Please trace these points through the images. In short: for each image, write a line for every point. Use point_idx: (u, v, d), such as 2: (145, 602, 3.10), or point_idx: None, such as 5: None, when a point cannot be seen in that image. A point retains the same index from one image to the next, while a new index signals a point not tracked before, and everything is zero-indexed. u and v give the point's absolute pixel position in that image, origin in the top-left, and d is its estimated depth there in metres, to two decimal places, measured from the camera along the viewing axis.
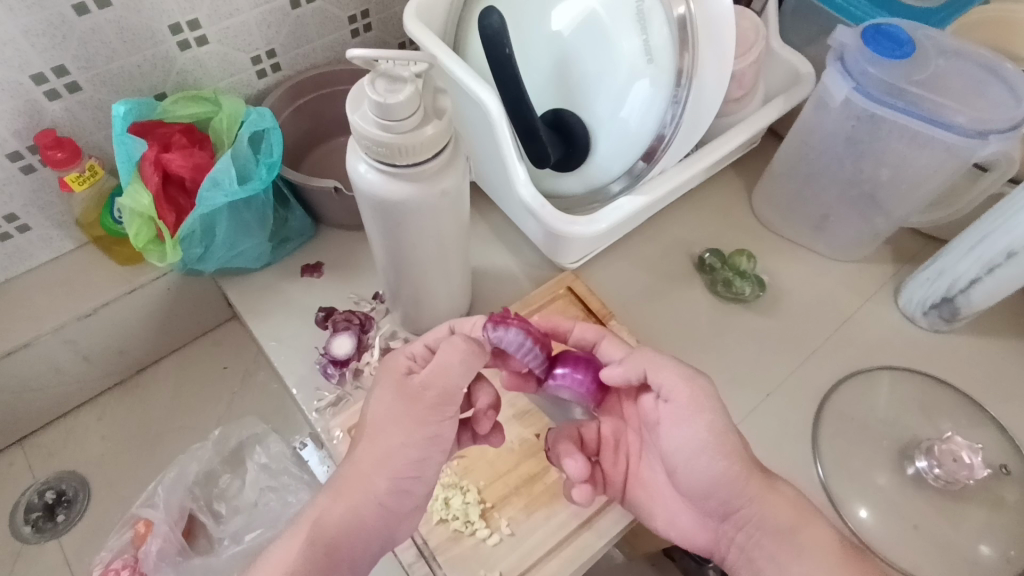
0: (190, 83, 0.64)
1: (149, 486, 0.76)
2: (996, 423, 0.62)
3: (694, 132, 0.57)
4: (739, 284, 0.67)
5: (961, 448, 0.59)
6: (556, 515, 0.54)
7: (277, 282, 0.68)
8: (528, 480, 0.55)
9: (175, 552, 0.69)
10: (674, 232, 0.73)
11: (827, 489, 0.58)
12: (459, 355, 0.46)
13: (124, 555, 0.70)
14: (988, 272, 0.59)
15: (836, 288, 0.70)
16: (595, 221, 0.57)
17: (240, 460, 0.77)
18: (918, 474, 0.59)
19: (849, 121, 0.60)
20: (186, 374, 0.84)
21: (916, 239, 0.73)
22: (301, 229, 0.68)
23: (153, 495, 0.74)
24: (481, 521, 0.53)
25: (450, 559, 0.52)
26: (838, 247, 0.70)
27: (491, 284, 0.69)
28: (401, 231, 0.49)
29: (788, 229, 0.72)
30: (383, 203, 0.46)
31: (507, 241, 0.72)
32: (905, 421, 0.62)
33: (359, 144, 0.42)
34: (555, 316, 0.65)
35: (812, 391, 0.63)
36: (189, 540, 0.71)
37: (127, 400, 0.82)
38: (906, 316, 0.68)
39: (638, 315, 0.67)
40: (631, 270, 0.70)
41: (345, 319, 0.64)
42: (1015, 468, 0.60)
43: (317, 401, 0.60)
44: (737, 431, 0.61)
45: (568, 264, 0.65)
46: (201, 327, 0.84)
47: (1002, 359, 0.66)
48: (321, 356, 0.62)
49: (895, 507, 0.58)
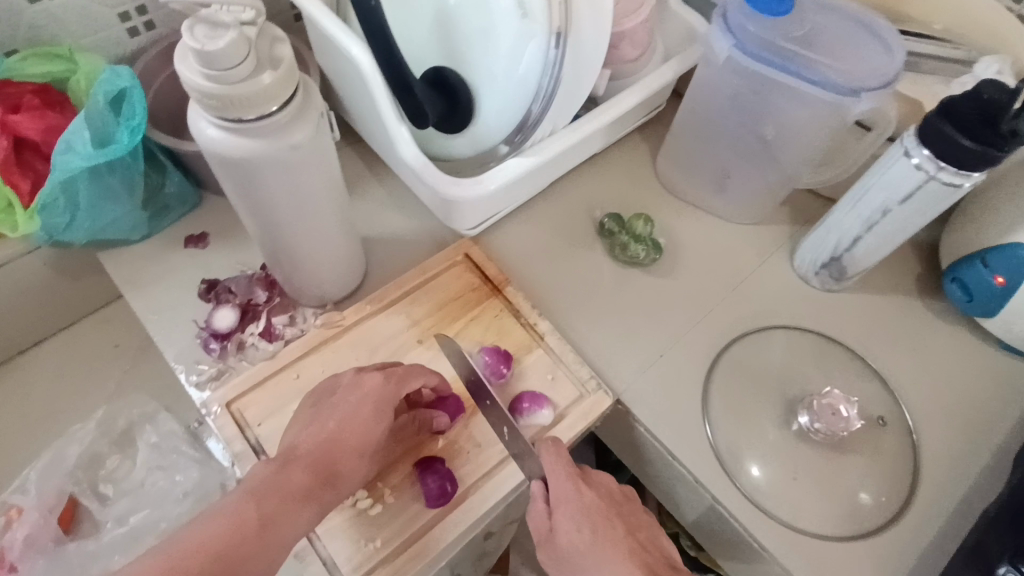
0: (45, 40, 0.60)
1: (23, 472, 0.73)
2: (879, 376, 0.64)
3: (578, 93, 0.56)
4: (635, 247, 0.66)
5: (839, 402, 0.61)
6: (457, 471, 0.54)
7: (156, 252, 0.64)
8: (414, 449, 0.55)
9: (49, 539, 0.66)
10: (579, 195, 0.72)
11: (716, 446, 0.59)
12: (371, 396, 0.49)
13: None
14: (868, 230, 0.60)
15: (732, 249, 0.71)
16: (482, 182, 0.56)
17: (129, 441, 0.75)
18: (802, 429, 0.61)
19: (735, 79, 0.60)
20: (72, 354, 0.81)
21: (812, 199, 0.74)
22: (180, 196, 0.65)
23: (25, 482, 0.70)
24: (363, 491, 0.52)
25: (330, 529, 0.51)
26: (738, 209, 0.71)
27: (388, 251, 0.67)
28: (259, 193, 0.46)
29: (688, 191, 0.72)
30: (235, 163, 0.43)
31: (403, 205, 0.70)
32: (795, 378, 0.64)
33: (193, 98, 0.39)
34: (451, 281, 0.64)
35: (708, 348, 0.64)
36: (69, 527, 0.68)
37: (8, 382, 0.78)
38: (801, 276, 0.69)
39: (538, 279, 0.67)
40: (534, 234, 0.69)
41: (229, 292, 0.62)
42: (890, 419, 0.62)
43: (196, 375, 0.58)
44: (629, 393, 0.61)
45: (464, 229, 0.64)
46: (90, 304, 0.81)
47: (886, 315, 0.68)
48: (201, 330, 0.60)
49: (780, 460, 0.59)
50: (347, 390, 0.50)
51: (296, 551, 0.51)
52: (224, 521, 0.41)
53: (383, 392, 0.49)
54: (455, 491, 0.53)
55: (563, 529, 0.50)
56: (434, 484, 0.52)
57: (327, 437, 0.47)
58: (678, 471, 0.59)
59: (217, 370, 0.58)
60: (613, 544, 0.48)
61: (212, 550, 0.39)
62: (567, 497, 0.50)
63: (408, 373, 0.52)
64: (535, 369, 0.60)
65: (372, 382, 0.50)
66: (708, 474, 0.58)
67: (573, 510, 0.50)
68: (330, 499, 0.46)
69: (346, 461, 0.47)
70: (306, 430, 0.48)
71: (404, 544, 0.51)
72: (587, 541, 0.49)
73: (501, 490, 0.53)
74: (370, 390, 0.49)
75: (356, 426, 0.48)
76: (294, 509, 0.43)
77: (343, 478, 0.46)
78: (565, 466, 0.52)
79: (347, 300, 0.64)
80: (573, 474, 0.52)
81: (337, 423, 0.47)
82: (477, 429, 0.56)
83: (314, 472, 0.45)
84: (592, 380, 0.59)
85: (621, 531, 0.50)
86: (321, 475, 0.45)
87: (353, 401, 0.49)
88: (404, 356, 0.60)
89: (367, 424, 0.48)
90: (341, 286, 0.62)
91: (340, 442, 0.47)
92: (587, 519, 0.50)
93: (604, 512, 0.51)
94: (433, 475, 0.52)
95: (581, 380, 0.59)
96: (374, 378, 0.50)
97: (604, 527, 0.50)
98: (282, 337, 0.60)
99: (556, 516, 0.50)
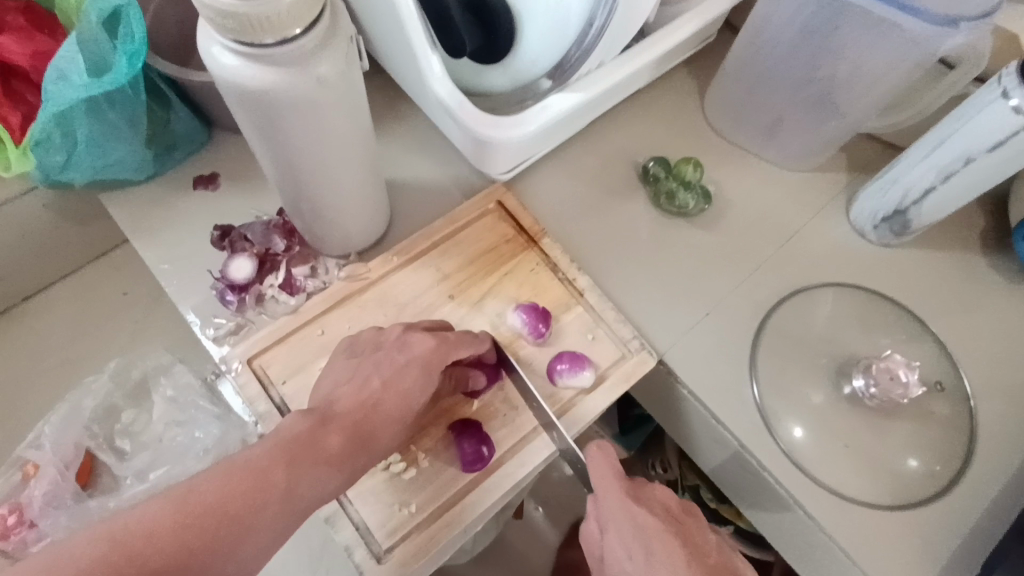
0: None
1: (38, 426, 0.71)
2: (937, 339, 0.59)
3: (633, 21, 0.49)
4: (684, 196, 0.61)
5: (898, 367, 0.57)
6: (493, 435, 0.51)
7: (165, 196, 0.59)
8: (447, 411, 0.52)
9: (69, 495, 0.65)
10: (619, 138, 0.66)
11: (762, 411, 0.56)
12: (421, 358, 0.45)
13: (12, 499, 0.66)
14: (943, 181, 0.54)
15: (784, 200, 0.65)
16: (523, 123, 0.50)
17: (144, 393, 0.73)
18: (855, 393, 0.57)
19: (809, 7, 0.52)
20: (81, 300, 0.78)
21: (873, 146, 0.68)
22: (188, 133, 0.59)
23: (40, 435, 0.69)
24: (396, 454, 0.50)
25: (361, 494, 0.49)
26: (792, 156, 0.65)
27: (413, 197, 0.62)
28: (281, 132, 0.41)
29: (739, 135, 0.66)
30: (250, 96, 0.37)
31: (428, 147, 0.64)
32: (847, 339, 0.60)
33: (205, 16, 0.33)
34: (483, 232, 0.59)
35: (757, 306, 0.60)
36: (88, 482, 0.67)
37: (12, 331, 0.76)
38: (856, 230, 0.64)
39: (575, 231, 0.62)
40: (571, 181, 0.64)
41: (244, 240, 0.57)
42: (948, 384, 0.58)
43: (214, 329, 0.55)
44: (672, 354, 0.57)
45: (497, 176, 0.58)
46: (97, 249, 0.78)
47: (948, 273, 0.63)
48: (217, 281, 0.56)
49: (829, 426, 0.56)
50: (393, 348, 0.46)
51: (325, 515, 0.48)
52: (237, 473, 0.36)
53: (433, 356, 0.46)
54: (493, 456, 0.50)
55: (617, 552, 0.46)
56: (470, 452, 0.49)
57: (370, 395, 0.43)
58: (721, 436, 0.56)
59: (238, 324, 0.55)
60: (672, 564, 0.44)
61: (226, 504, 0.35)
62: (616, 517, 0.47)
63: (459, 340, 0.49)
64: (573, 328, 0.56)
65: (420, 343, 0.46)
66: (754, 440, 0.55)
67: (623, 530, 0.46)
68: (364, 464, 0.42)
69: (383, 425, 0.43)
70: (347, 384, 0.44)
71: (439, 510, 0.49)
72: (642, 564, 0.44)
73: (539, 456, 0.51)
74: (422, 352, 0.46)
75: (400, 385, 0.44)
76: (321, 471, 0.39)
77: (379, 442, 0.42)
78: (613, 482, 0.48)
79: (371, 251, 0.60)
80: (622, 490, 0.48)
81: (382, 383, 0.44)
82: (513, 391, 0.53)
83: (352, 434, 0.41)
84: (634, 340, 0.55)
85: (681, 549, 0.45)
86: (357, 436, 0.41)
87: (400, 360, 0.45)
88: (435, 313, 0.56)
89: (414, 386, 0.44)
90: (365, 236, 0.57)
91: (377, 407, 0.43)
92: (639, 542, 0.45)
93: (662, 530, 0.46)
94: (469, 442, 0.50)
95: (623, 340, 0.56)
96: (424, 338, 0.47)
97: (660, 545, 0.45)
98: (304, 290, 0.56)
99: (608, 537, 0.47)
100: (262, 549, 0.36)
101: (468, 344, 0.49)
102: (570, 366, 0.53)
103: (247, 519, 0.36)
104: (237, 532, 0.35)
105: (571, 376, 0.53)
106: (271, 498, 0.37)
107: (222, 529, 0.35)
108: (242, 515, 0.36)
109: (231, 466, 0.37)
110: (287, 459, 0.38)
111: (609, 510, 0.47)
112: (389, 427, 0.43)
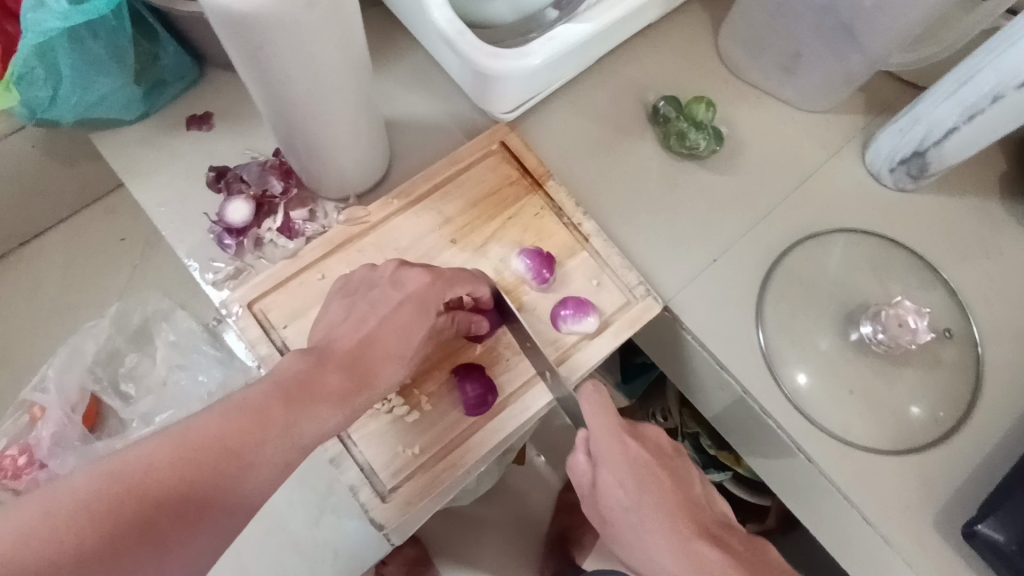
0: None
1: (41, 369, 0.73)
2: (948, 284, 0.58)
3: None
4: (695, 136, 0.59)
5: (907, 313, 0.56)
6: (496, 378, 0.51)
7: (155, 135, 0.57)
8: (450, 355, 0.52)
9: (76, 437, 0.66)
10: (627, 76, 0.64)
11: (768, 356, 0.55)
12: (415, 297, 0.45)
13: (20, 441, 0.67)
14: (967, 120, 0.51)
15: (799, 141, 0.63)
16: (527, 55, 0.47)
17: (147, 339, 0.74)
18: (862, 340, 0.57)
19: None
20: (79, 246, 0.79)
21: (893, 85, 0.65)
22: (177, 69, 0.57)
23: (45, 378, 0.71)
24: (399, 397, 0.50)
25: (366, 436, 0.49)
26: (807, 95, 0.62)
27: (413, 138, 0.60)
28: (273, 61, 0.39)
29: (754, 73, 0.63)
30: (238, 23, 0.35)
31: (427, 84, 0.61)
32: (856, 284, 0.59)
33: None
34: (485, 175, 0.57)
35: (766, 251, 0.59)
36: (94, 423, 0.68)
37: (13, 273, 0.78)
38: (872, 173, 0.62)
39: (580, 173, 0.60)
40: (576, 121, 0.61)
41: (240, 181, 0.55)
42: (957, 331, 0.57)
43: (213, 272, 0.54)
44: (678, 299, 0.56)
45: (500, 114, 0.56)
46: (89, 194, 0.78)
47: (965, 218, 0.61)
48: (214, 224, 0.54)
49: (834, 372, 0.56)
50: (389, 287, 0.45)
51: (330, 457, 0.49)
52: (237, 411, 0.36)
53: (428, 293, 0.45)
54: (495, 400, 0.50)
55: (607, 484, 0.45)
56: (472, 395, 0.49)
57: (368, 335, 0.42)
58: (724, 382, 0.55)
59: (237, 268, 0.54)
60: (666, 505, 0.43)
61: (224, 439, 0.35)
62: (609, 452, 0.45)
63: (452, 279, 0.47)
64: (578, 273, 0.55)
65: (414, 280, 0.45)
66: (757, 383, 0.54)
67: (618, 466, 0.45)
68: (365, 405, 0.41)
69: (386, 366, 0.42)
70: (344, 323, 0.44)
71: (442, 452, 0.49)
72: (630, 499, 0.44)
73: (541, 401, 0.51)
74: (416, 289, 0.45)
75: (397, 326, 0.43)
76: (322, 409, 0.39)
77: (378, 381, 0.42)
78: (609, 422, 0.46)
79: (370, 194, 0.58)
80: (618, 426, 0.46)
81: (377, 324, 0.43)
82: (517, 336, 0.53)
83: (351, 373, 0.40)
84: (640, 286, 0.54)
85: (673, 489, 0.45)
86: (354, 374, 0.41)
87: (395, 297, 0.44)
88: (437, 257, 0.54)
89: (411, 324, 0.44)
90: (364, 177, 0.55)
91: (375, 350, 0.42)
92: (636, 483, 0.44)
93: (654, 468, 0.46)
94: (471, 385, 0.50)
95: (628, 286, 0.55)
96: (415, 274, 0.46)
97: (651, 481, 0.44)
98: (303, 234, 0.55)
99: (597, 471, 0.46)
100: (269, 485, 0.37)
101: (461, 282, 0.48)
102: (574, 311, 0.52)
103: (250, 458, 0.36)
104: (239, 469, 0.35)
105: (575, 322, 0.52)
106: (272, 438, 0.36)
107: (223, 466, 0.35)
108: (246, 454, 0.36)
109: (230, 405, 0.37)
110: (286, 398, 0.38)
111: (607, 449, 0.46)
112: (390, 369, 0.42)
